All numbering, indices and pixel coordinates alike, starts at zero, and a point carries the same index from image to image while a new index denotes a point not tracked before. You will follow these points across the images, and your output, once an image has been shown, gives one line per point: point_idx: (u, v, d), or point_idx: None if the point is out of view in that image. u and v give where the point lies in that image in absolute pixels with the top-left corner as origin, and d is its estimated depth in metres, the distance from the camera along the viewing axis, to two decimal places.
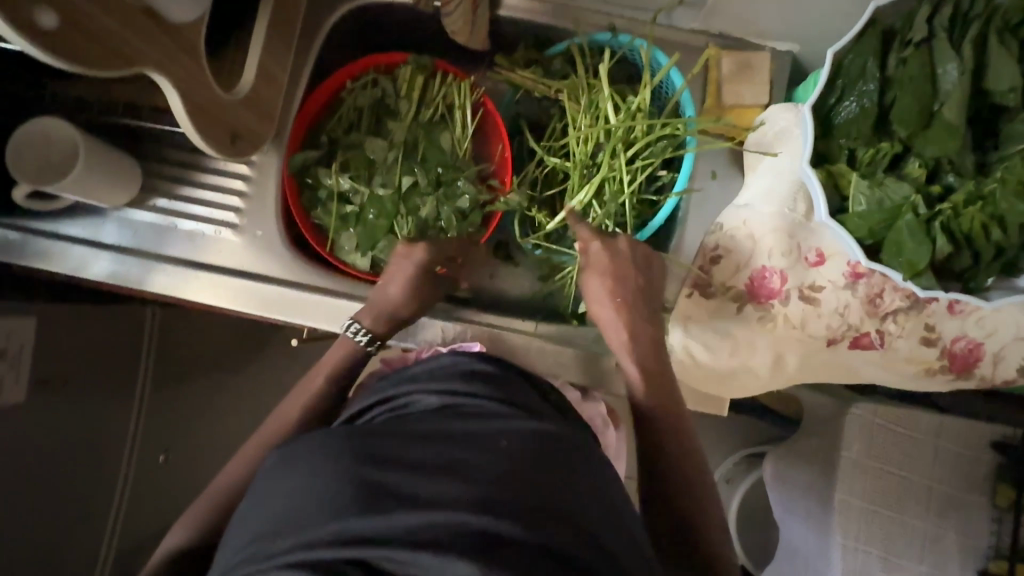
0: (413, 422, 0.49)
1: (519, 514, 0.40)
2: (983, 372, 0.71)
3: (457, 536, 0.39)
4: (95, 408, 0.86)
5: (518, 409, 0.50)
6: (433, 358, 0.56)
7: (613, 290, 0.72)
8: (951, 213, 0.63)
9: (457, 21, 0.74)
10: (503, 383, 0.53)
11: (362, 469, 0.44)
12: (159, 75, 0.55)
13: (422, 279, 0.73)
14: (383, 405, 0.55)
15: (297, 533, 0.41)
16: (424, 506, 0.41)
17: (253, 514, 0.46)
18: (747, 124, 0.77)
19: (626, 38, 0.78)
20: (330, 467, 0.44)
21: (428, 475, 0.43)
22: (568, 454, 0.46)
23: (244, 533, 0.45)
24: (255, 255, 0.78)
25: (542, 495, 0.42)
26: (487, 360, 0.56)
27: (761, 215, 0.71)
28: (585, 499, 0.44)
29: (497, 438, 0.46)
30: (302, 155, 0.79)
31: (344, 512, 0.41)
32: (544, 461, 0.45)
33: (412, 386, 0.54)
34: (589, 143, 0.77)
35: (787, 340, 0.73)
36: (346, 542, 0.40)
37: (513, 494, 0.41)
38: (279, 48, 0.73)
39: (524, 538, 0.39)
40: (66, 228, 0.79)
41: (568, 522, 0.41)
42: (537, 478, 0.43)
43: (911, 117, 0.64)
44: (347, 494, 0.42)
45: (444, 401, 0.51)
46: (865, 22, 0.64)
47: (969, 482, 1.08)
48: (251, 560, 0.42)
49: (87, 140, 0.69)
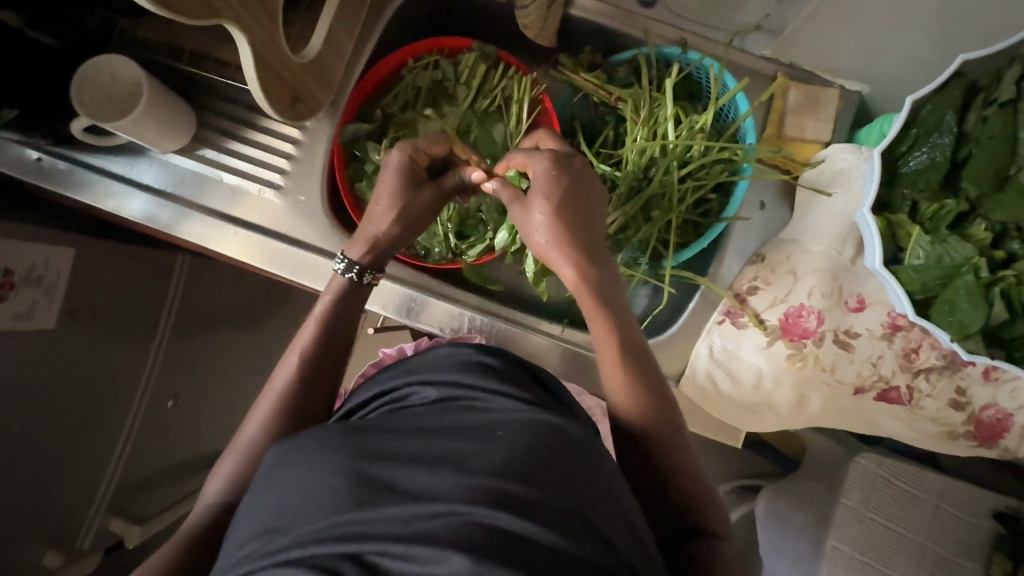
0: (410, 415, 0.50)
1: (521, 507, 0.40)
2: (1008, 444, 0.70)
3: (451, 528, 0.39)
4: (116, 346, 0.87)
5: (522, 398, 0.50)
6: (432, 348, 0.57)
7: (567, 222, 0.60)
8: (1012, 281, 0.62)
9: (530, 14, 0.73)
10: (503, 374, 0.53)
11: (357, 462, 0.45)
12: (237, 28, 0.55)
13: (405, 193, 0.68)
14: (383, 395, 0.56)
15: (295, 529, 0.41)
16: (418, 499, 0.41)
17: (257, 505, 0.46)
18: (806, 159, 0.76)
19: (694, 56, 0.77)
20: (325, 463, 0.45)
21: (425, 467, 0.43)
22: (568, 447, 0.45)
23: (242, 526, 0.46)
24: (295, 220, 0.79)
25: (542, 487, 0.42)
26: (490, 352, 0.56)
27: (807, 254, 0.72)
28: (587, 493, 0.43)
29: (492, 429, 0.46)
30: (354, 126, 0.78)
31: (339, 507, 0.42)
32: (542, 446, 0.45)
33: (410, 377, 0.55)
34: (644, 155, 0.76)
35: (813, 382, 0.71)
36: (341, 537, 0.40)
37: (510, 482, 0.41)
38: (349, 17, 0.73)
39: (527, 532, 0.39)
40: (111, 166, 0.80)
41: (576, 520, 0.41)
42: (538, 469, 0.43)
43: (985, 176, 0.63)
44: (342, 489, 0.43)
45: (442, 393, 0.52)
46: (949, 74, 0.62)
47: (966, 549, 1.06)
48: (250, 557, 0.42)
49: (151, 82, 0.69)
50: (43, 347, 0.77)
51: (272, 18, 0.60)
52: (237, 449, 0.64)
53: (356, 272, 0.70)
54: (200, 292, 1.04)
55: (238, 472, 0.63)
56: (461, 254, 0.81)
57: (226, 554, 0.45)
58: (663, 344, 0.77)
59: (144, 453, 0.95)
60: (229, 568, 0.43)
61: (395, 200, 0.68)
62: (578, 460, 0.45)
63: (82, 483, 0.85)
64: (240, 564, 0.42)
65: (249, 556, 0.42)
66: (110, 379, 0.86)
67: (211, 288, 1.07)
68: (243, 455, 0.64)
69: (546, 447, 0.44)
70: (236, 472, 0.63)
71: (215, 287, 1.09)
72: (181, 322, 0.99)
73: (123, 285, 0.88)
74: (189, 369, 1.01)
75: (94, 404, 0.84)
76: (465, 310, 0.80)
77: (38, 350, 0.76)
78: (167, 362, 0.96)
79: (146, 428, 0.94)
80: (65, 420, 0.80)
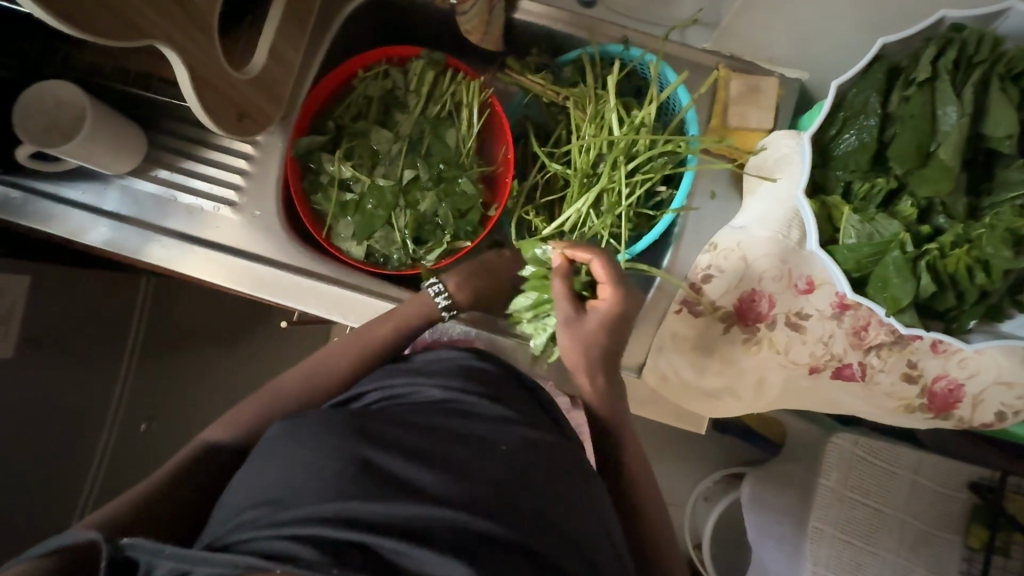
0: (412, 412, 0.50)
1: (518, 522, 0.41)
2: (962, 414, 0.72)
3: (452, 531, 0.40)
4: (79, 372, 0.86)
5: (523, 419, 0.51)
6: (438, 353, 0.58)
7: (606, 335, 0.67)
8: (937, 253, 0.63)
9: (471, 20, 0.74)
10: (503, 390, 0.55)
11: (364, 448, 0.45)
12: (170, 49, 0.55)
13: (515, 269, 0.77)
14: (384, 391, 0.56)
15: (299, 506, 0.41)
16: (421, 496, 0.42)
17: (259, 478, 0.45)
18: (749, 148, 0.77)
19: (637, 52, 0.79)
20: (336, 442, 0.45)
21: (429, 466, 0.44)
22: (564, 471, 0.48)
23: (235, 499, 0.45)
24: (254, 236, 0.79)
25: (540, 506, 0.43)
26: (490, 364, 0.58)
27: (756, 239, 0.72)
28: (579, 517, 0.45)
29: (496, 442, 0.47)
30: (308, 140, 0.80)
31: (345, 492, 0.41)
32: (540, 468, 0.46)
33: (413, 379, 0.56)
34: (591, 152, 0.78)
35: (770, 364, 0.73)
36: (345, 522, 0.40)
37: (512, 499, 0.43)
38: (293, 31, 0.73)
39: (523, 543, 0.40)
40: (67, 192, 0.79)
41: (565, 538, 0.43)
42: (538, 488, 0.44)
43: (908, 153, 0.65)
44: (349, 474, 0.43)
45: (446, 395, 0.53)
46: (870, 58, 0.64)
47: (943, 520, 1.08)
48: (252, 525, 0.42)
49: (95, 105, 0.69)
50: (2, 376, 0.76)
51: (208, 37, 0.60)
52: None
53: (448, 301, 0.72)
54: (168, 313, 1.04)
55: None
56: (420, 259, 0.82)
57: (221, 520, 0.45)
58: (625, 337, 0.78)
59: (120, 478, 0.94)
60: (223, 537, 0.42)
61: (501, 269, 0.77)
62: (574, 483, 0.47)
63: (56, 511, 0.84)
64: (235, 536, 0.41)
65: (248, 525, 0.42)
66: (78, 405, 0.86)
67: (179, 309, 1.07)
68: None
69: (545, 469, 0.46)
70: None
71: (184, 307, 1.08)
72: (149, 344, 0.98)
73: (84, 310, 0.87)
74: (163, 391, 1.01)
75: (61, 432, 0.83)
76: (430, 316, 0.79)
77: None
78: (138, 385, 0.95)
79: (120, 452, 0.93)
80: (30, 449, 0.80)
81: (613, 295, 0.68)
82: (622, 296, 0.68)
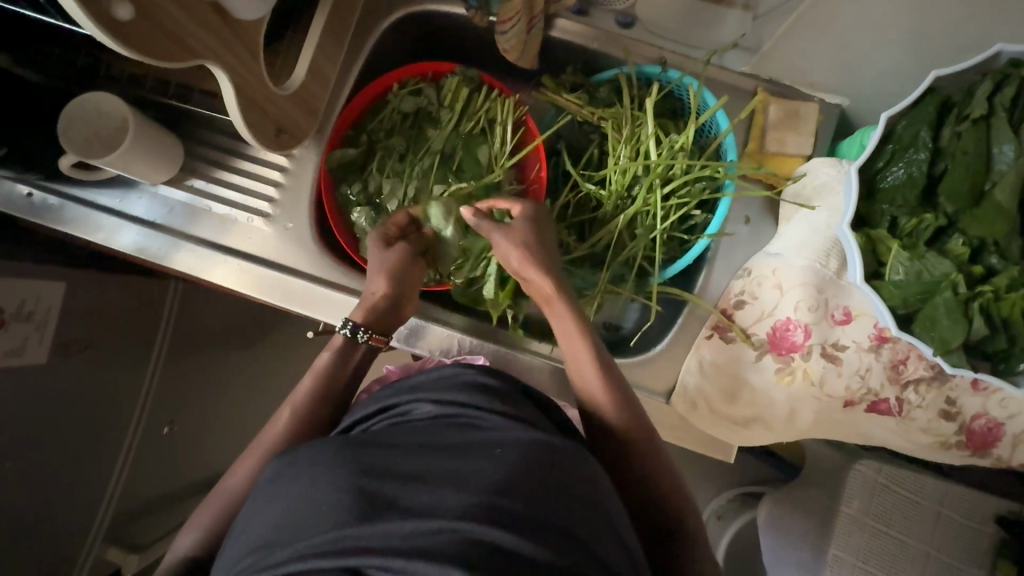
0: (409, 432, 0.49)
1: (519, 525, 0.39)
2: (1001, 454, 0.70)
3: (452, 545, 0.37)
4: (107, 376, 0.87)
5: (522, 422, 0.49)
6: (433, 367, 0.56)
7: (538, 249, 0.69)
8: (992, 296, 0.62)
9: (511, 39, 0.74)
10: (503, 395, 0.52)
11: (360, 478, 0.43)
12: (218, 68, 0.55)
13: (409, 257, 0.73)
14: (383, 411, 0.55)
15: (295, 544, 0.40)
16: (418, 514, 0.40)
17: (262, 518, 0.44)
18: (787, 173, 0.76)
19: (675, 74, 0.77)
20: (328, 476, 0.44)
21: (427, 485, 0.42)
22: (565, 467, 0.45)
23: (242, 541, 0.44)
24: (285, 248, 0.79)
25: (544, 508, 0.40)
26: (490, 372, 0.55)
27: (794, 267, 0.71)
28: (584, 511, 0.42)
29: (491, 448, 0.45)
30: (341, 153, 0.79)
31: (342, 521, 0.40)
32: (540, 467, 0.43)
33: (410, 396, 0.54)
34: (627, 175, 0.77)
35: (803, 397, 0.71)
36: (342, 550, 0.38)
37: (512, 502, 0.40)
38: (332, 47, 0.74)
39: (525, 550, 0.38)
40: (101, 199, 0.80)
41: (573, 542, 0.40)
42: (537, 488, 0.42)
43: (960, 192, 0.64)
44: (343, 504, 0.41)
45: (442, 410, 0.51)
46: (922, 91, 0.64)
47: (969, 554, 1.04)
48: (252, 570, 0.40)
49: (138, 118, 0.70)
50: (33, 381, 0.77)
51: (252, 54, 0.60)
52: (229, 484, 0.64)
53: (352, 328, 0.70)
54: (192, 318, 1.04)
55: (225, 503, 0.63)
56: (449, 276, 0.81)
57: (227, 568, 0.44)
58: (652, 361, 0.77)
59: (139, 483, 0.93)
60: None
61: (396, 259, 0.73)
62: (577, 479, 0.44)
63: (76, 515, 0.83)
64: None
65: (247, 570, 0.40)
66: (105, 409, 0.86)
67: (203, 314, 1.08)
68: (232, 490, 0.63)
69: (544, 468, 0.43)
70: (228, 508, 0.62)
71: (208, 311, 1.09)
72: (174, 349, 0.99)
73: (112, 314, 0.88)
74: (185, 395, 1.01)
75: (86, 435, 0.84)
76: (455, 331, 0.79)
77: (29, 384, 0.76)
78: (161, 389, 0.96)
79: (142, 456, 0.93)
80: (57, 452, 0.80)
81: (525, 209, 0.71)
82: (532, 203, 0.72)
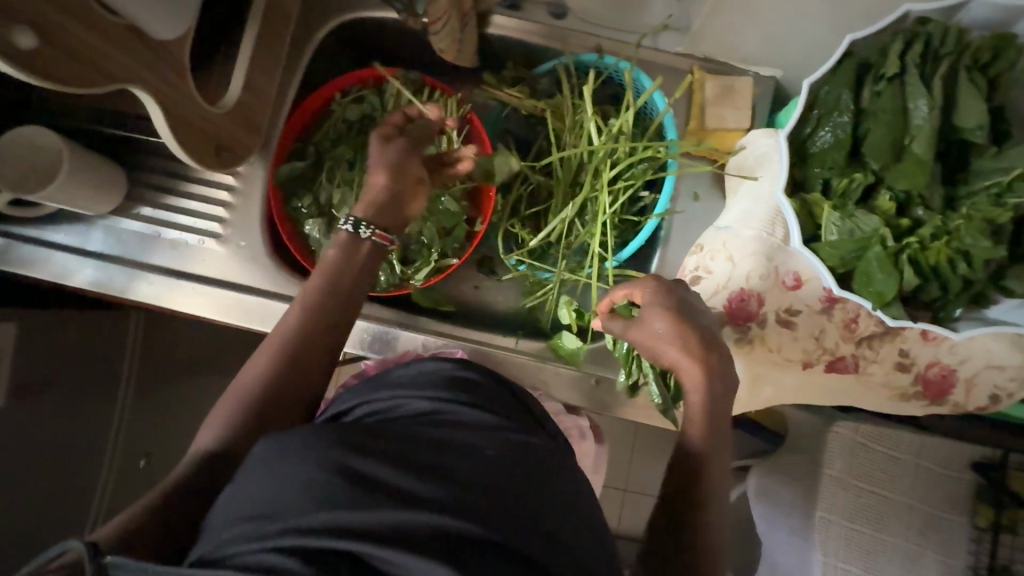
0: (397, 423, 0.49)
1: (503, 524, 0.40)
2: (957, 399, 0.72)
3: (437, 537, 0.39)
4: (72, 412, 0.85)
5: (507, 422, 0.50)
6: (416, 363, 0.56)
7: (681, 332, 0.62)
8: (918, 246, 0.64)
9: (444, 39, 0.74)
10: (485, 396, 0.53)
11: (353, 458, 0.43)
12: (142, 90, 0.55)
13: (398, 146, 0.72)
14: (367, 401, 0.54)
15: (287, 518, 0.39)
16: (409, 503, 0.40)
17: (245, 491, 0.43)
18: (727, 148, 0.78)
19: (611, 60, 0.79)
20: (318, 452, 0.43)
21: (417, 474, 0.42)
22: (543, 469, 0.47)
23: (222, 513, 0.43)
24: (241, 266, 0.79)
25: (524, 507, 0.42)
26: (467, 366, 0.56)
27: (740, 238, 0.72)
28: (557, 507, 0.44)
29: (479, 448, 0.46)
30: (288, 167, 0.80)
31: (333, 502, 0.40)
32: (522, 469, 0.45)
33: (396, 390, 0.53)
34: (572, 163, 0.79)
35: (763, 362, 0.73)
36: (334, 531, 0.38)
37: (494, 501, 0.42)
38: (268, 61, 0.73)
39: (506, 544, 0.40)
40: (51, 235, 0.79)
41: (550, 537, 0.42)
42: (517, 486, 0.44)
43: (883, 150, 0.65)
44: (334, 484, 0.41)
45: (432, 407, 0.51)
46: (839, 55, 0.66)
47: (950, 501, 1.07)
48: (239, 541, 0.40)
49: (72, 148, 0.69)
50: None
51: (177, 72, 0.60)
52: None
53: (354, 223, 0.67)
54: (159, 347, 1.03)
55: None
56: (408, 279, 0.81)
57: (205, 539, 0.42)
58: None
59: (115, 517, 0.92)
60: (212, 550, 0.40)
61: (388, 149, 0.71)
62: (554, 477, 0.47)
63: None
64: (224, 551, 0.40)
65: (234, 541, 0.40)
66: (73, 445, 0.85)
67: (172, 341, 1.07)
68: None
69: (525, 470, 0.45)
70: None
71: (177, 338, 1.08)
72: (143, 380, 0.98)
73: (74, 350, 0.87)
74: (158, 424, 1.00)
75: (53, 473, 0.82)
76: (419, 332, 0.78)
77: None
78: (131, 420, 0.95)
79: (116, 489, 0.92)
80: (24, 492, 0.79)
81: (651, 291, 0.64)
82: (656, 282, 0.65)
